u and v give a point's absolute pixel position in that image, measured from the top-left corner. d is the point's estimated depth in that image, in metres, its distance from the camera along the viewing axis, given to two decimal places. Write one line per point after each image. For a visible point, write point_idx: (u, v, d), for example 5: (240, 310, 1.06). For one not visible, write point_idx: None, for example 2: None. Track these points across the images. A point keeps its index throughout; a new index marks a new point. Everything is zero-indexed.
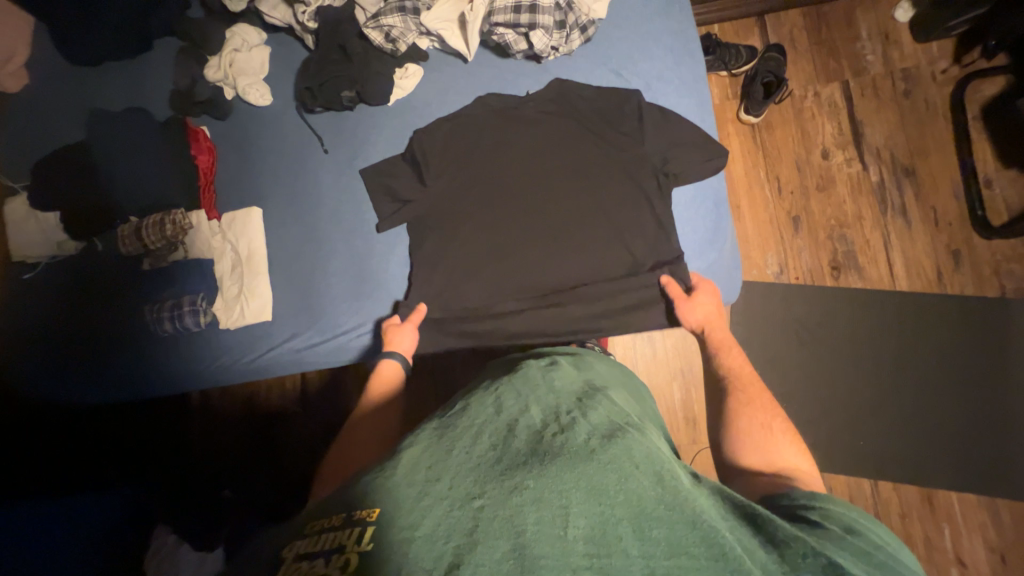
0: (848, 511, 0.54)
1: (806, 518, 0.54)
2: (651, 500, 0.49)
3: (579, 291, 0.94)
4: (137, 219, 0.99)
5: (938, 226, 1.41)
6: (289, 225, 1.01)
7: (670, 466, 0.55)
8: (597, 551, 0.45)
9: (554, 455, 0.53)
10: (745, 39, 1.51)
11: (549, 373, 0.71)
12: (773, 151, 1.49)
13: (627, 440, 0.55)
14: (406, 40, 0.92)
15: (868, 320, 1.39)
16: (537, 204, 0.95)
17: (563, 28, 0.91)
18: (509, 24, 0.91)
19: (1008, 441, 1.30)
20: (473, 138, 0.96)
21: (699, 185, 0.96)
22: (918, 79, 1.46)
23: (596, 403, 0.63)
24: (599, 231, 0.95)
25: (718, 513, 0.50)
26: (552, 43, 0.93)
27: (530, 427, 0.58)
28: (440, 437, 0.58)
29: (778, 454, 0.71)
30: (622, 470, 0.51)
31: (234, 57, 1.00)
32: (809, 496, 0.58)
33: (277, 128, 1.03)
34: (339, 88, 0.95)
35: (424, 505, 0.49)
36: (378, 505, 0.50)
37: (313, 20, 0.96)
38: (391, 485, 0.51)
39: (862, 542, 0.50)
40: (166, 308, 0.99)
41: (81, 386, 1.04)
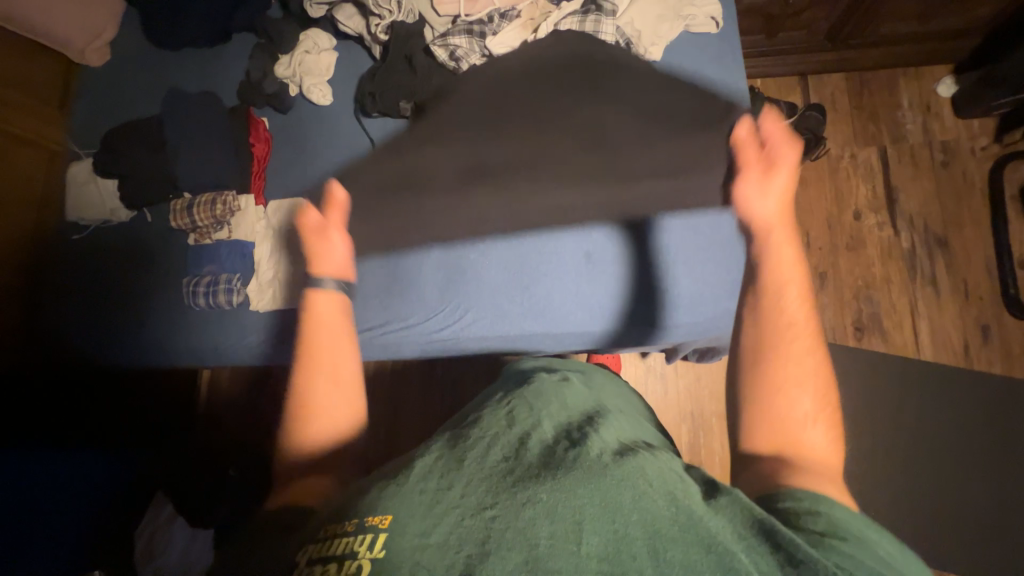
0: (852, 518, 0.52)
1: (808, 525, 0.51)
2: (665, 519, 0.49)
3: (608, 318, 0.94)
4: (190, 197, 1.06)
5: (968, 300, 1.39)
6: (332, 218, 1.05)
7: (686, 485, 0.54)
8: (610, 567, 0.46)
9: (566, 469, 0.54)
10: (786, 96, 1.56)
11: (560, 387, 0.72)
12: (804, 206, 1.51)
13: (640, 459, 0.56)
14: (469, 60, 1.00)
15: (889, 385, 1.36)
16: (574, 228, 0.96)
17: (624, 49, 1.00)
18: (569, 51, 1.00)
19: None
20: (516, 159, 0.99)
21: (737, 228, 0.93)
22: (957, 153, 1.47)
23: (607, 424, 0.64)
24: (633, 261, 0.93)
25: (734, 532, 0.49)
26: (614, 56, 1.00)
27: (542, 441, 0.59)
28: (451, 446, 0.59)
29: (797, 438, 0.62)
30: (636, 487, 0.52)
31: (303, 58, 1.07)
32: (812, 496, 0.55)
33: (333, 126, 1.08)
34: (398, 98, 1.02)
35: (436, 514, 0.51)
36: (390, 512, 0.52)
37: (385, 33, 1.03)
38: (403, 492, 0.54)
39: (877, 563, 0.47)
40: (203, 283, 1.03)
41: (111, 350, 1.07)
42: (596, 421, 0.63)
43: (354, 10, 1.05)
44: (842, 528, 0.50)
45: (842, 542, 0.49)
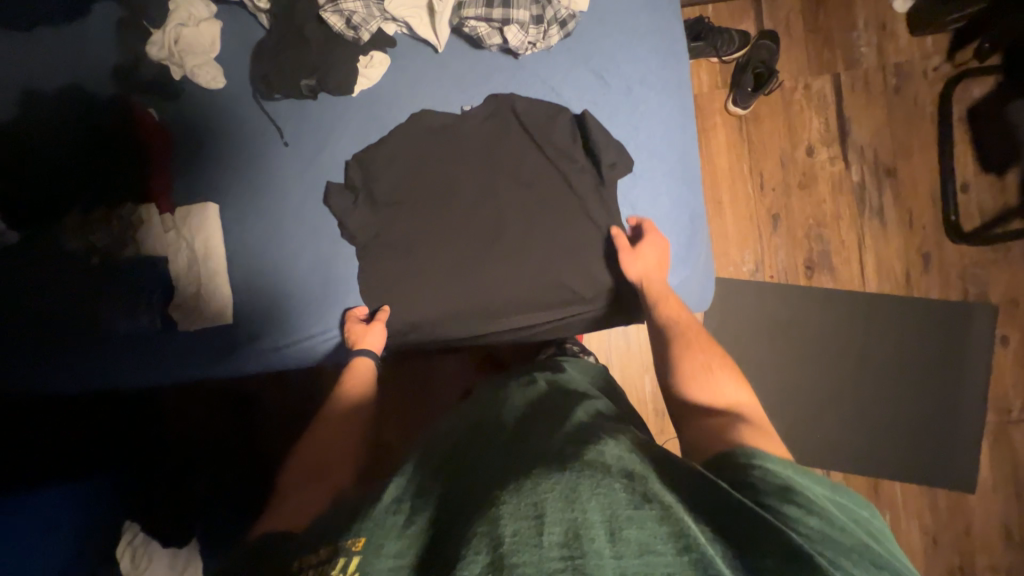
0: (786, 467, 0.55)
1: (750, 479, 0.54)
2: (622, 498, 0.49)
3: (556, 300, 0.88)
4: (82, 214, 0.92)
5: (912, 229, 1.41)
6: (249, 221, 0.95)
7: (641, 467, 0.54)
8: (570, 553, 0.44)
9: (528, 470, 0.54)
10: (739, 24, 1.45)
11: (527, 398, 0.74)
12: (758, 145, 1.46)
13: (600, 449, 0.56)
14: (369, 27, 0.82)
15: (835, 319, 1.43)
16: (509, 211, 0.87)
17: (541, 22, 0.81)
18: (481, 16, 0.80)
19: (951, 436, 1.38)
20: (433, 135, 0.87)
21: (676, 199, 0.89)
22: (910, 76, 1.42)
23: (570, 419, 0.65)
24: (573, 238, 0.87)
25: (688, 508, 0.50)
26: (529, 39, 0.83)
27: (508, 450, 0.61)
28: (422, 472, 0.62)
29: (723, 392, 0.73)
30: (594, 474, 0.51)
31: (180, 34, 0.91)
32: (749, 453, 0.58)
33: (231, 114, 0.95)
34: (298, 76, 0.86)
35: (408, 534, 0.52)
36: (362, 534, 0.52)
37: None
38: (372, 518, 0.54)
39: (806, 500, 0.50)
40: (118, 307, 0.92)
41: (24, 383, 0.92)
42: (559, 421, 0.65)
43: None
44: (782, 476, 0.53)
45: (780, 494, 0.51)
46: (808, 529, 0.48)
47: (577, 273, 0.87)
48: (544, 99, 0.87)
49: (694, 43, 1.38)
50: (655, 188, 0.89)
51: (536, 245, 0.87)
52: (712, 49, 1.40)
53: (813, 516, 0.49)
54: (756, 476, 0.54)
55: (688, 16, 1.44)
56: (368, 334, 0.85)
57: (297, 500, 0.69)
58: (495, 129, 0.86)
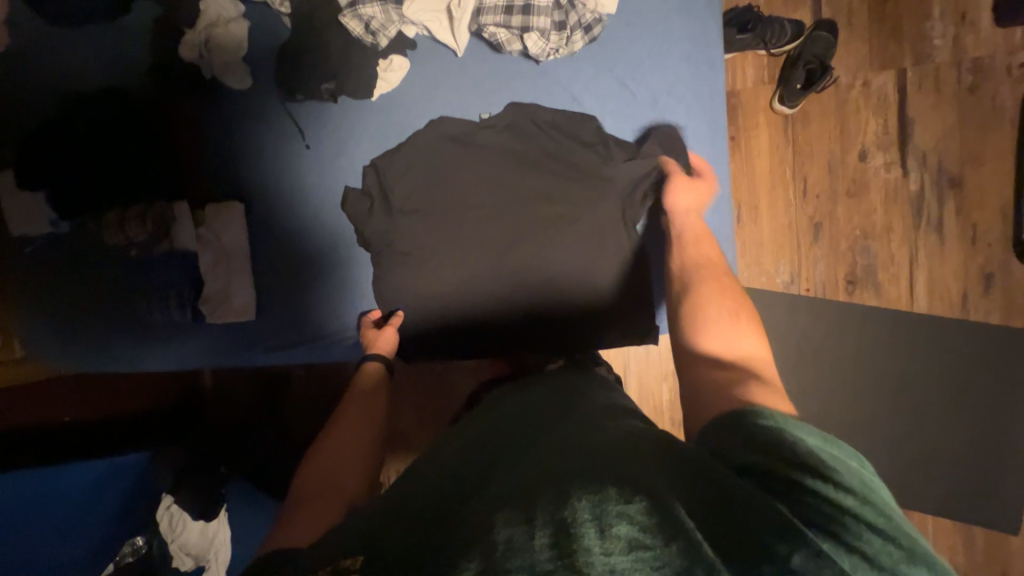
0: (772, 422, 0.52)
1: (740, 445, 0.51)
2: (610, 493, 0.45)
3: (565, 319, 0.86)
4: (122, 209, 0.97)
5: (975, 246, 1.28)
6: (272, 223, 0.98)
7: (639, 458, 0.50)
8: (558, 553, 0.40)
9: (520, 475, 0.52)
10: (793, 12, 1.32)
11: (534, 400, 0.71)
12: (805, 148, 1.35)
13: (591, 449, 0.53)
14: (387, 33, 0.81)
15: (874, 339, 1.33)
16: (524, 225, 0.85)
17: (563, 28, 0.78)
18: (500, 22, 0.78)
19: (997, 473, 1.28)
20: (451, 144, 0.86)
21: (699, 219, 0.85)
22: (990, 72, 1.26)
23: (566, 421, 0.62)
24: (587, 257, 0.85)
25: (680, 487, 0.46)
26: (550, 46, 0.80)
27: (503, 454, 0.58)
28: (417, 474, 0.60)
29: (739, 341, 0.68)
30: (583, 473, 0.48)
31: (210, 34, 0.93)
32: (744, 414, 0.54)
33: (257, 115, 0.97)
34: (319, 80, 0.86)
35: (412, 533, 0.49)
36: (359, 541, 0.49)
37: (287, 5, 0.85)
38: (369, 522, 0.52)
39: (796, 459, 0.47)
40: (157, 298, 0.99)
41: (58, 360, 1.00)
42: (562, 423, 0.62)
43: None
44: (769, 435, 0.50)
45: (770, 457, 0.48)
46: (801, 493, 0.44)
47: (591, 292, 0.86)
48: (566, 108, 0.84)
49: (740, 35, 1.28)
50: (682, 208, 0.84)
51: (549, 261, 0.85)
52: (759, 41, 1.29)
53: (809, 486, 0.44)
54: (745, 439, 0.51)
55: (737, 3, 1.33)
56: (381, 338, 0.86)
57: (313, 508, 0.63)
58: (515, 139, 0.84)
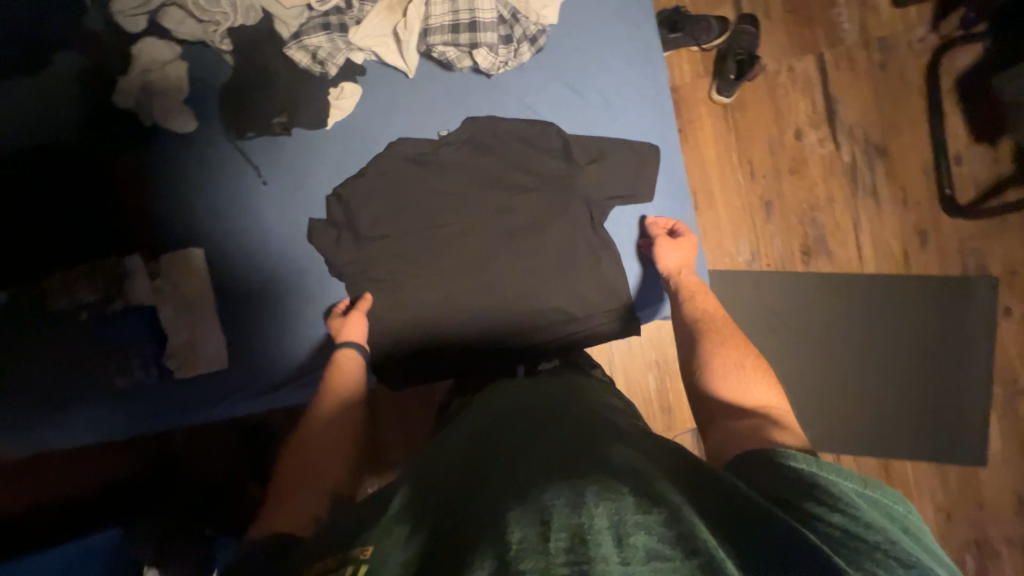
0: (811, 465, 0.52)
1: (777, 485, 0.51)
2: (630, 504, 0.44)
3: (550, 322, 0.87)
4: (65, 271, 0.90)
5: (908, 206, 1.39)
6: (234, 265, 0.94)
7: (656, 475, 0.50)
8: (576, 558, 0.38)
9: (535, 481, 0.50)
10: (716, 10, 1.42)
11: (534, 403, 0.71)
12: (746, 133, 1.44)
13: (608, 461, 0.52)
14: (335, 61, 0.82)
15: (833, 303, 1.42)
16: (496, 234, 0.86)
17: (510, 41, 0.81)
18: (448, 41, 0.80)
19: (959, 413, 1.37)
20: (413, 164, 0.86)
21: (665, 211, 0.90)
22: (896, 48, 1.38)
23: (579, 429, 0.61)
24: (562, 259, 0.86)
25: (706, 510, 0.46)
26: (500, 59, 0.83)
27: (515, 458, 0.57)
28: (427, 485, 0.58)
29: (753, 392, 0.75)
30: (602, 483, 0.47)
31: (147, 79, 0.89)
32: (780, 455, 0.56)
33: (205, 156, 0.93)
34: (270, 114, 0.85)
35: (417, 540, 0.48)
36: (370, 544, 0.47)
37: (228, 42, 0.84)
38: (376, 529, 0.50)
39: (834, 500, 0.47)
40: (115, 360, 0.92)
41: (9, 440, 0.91)
42: (568, 427, 0.62)
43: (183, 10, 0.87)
44: (805, 474, 0.50)
45: (811, 498, 0.48)
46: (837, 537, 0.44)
47: (575, 291, 0.86)
48: (522, 116, 0.86)
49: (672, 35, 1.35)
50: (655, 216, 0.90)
51: (527, 266, 0.86)
52: (691, 40, 1.37)
53: (834, 525, 0.44)
54: (782, 478, 0.52)
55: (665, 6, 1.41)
56: (347, 325, 0.84)
57: (297, 504, 0.70)
58: (478, 151, 0.85)
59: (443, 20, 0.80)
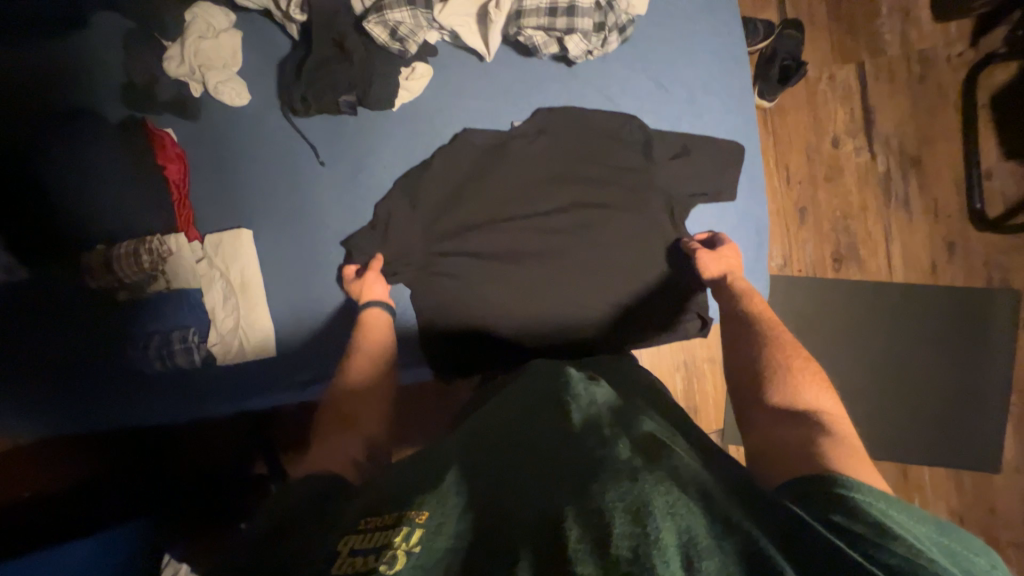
0: (884, 505, 0.46)
1: (842, 513, 0.46)
2: (701, 524, 0.42)
3: (619, 319, 0.85)
4: (104, 248, 0.85)
5: (937, 218, 1.42)
6: (286, 248, 0.90)
7: (719, 490, 0.47)
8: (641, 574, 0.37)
9: (595, 471, 0.47)
10: (761, 13, 1.41)
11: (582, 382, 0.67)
12: (784, 138, 1.45)
13: (671, 461, 0.49)
14: (416, 39, 0.77)
15: (862, 311, 1.43)
16: (565, 227, 0.83)
17: (603, 29, 0.77)
18: (540, 26, 0.76)
19: (978, 421, 1.41)
20: (484, 151, 0.83)
21: (743, 216, 0.89)
22: (934, 62, 1.41)
23: (638, 420, 0.58)
24: (633, 256, 0.84)
25: (772, 531, 0.43)
26: (588, 48, 0.79)
27: (567, 440, 0.54)
28: (473, 459, 0.56)
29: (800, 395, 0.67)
30: (673, 487, 0.45)
31: (200, 47, 0.83)
32: (843, 480, 0.50)
33: (259, 132, 0.89)
34: (336, 91, 0.79)
35: (467, 520, 0.47)
36: (425, 508, 0.46)
37: (302, 12, 0.79)
38: (429, 495, 0.49)
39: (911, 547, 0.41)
40: (153, 344, 0.87)
41: (33, 422, 0.87)
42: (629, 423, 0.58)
43: None
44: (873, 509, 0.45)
45: (885, 533, 0.43)
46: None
47: (643, 287, 0.85)
48: (600, 107, 0.84)
49: None
50: (731, 216, 0.89)
51: (597, 261, 0.84)
52: None
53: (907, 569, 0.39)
54: (848, 504, 0.47)
55: None
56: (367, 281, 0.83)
57: (330, 447, 0.65)
58: (551, 140, 0.83)
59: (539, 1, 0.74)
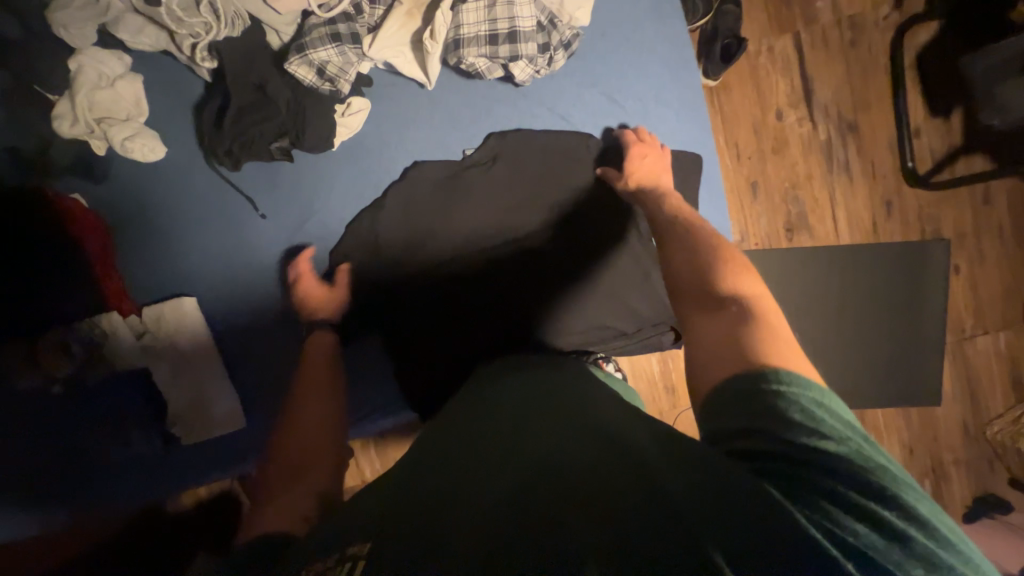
0: (816, 401, 0.51)
1: (785, 413, 0.49)
2: (631, 498, 0.43)
3: (593, 337, 0.86)
4: (30, 341, 0.78)
5: (875, 179, 1.50)
6: (243, 311, 0.86)
7: (653, 457, 0.49)
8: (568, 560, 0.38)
9: (536, 471, 0.49)
10: None
11: (530, 388, 0.68)
12: (731, 114, 1.46)
13: (611, 446, 0.51)
14: (346, 76, 0.78)
15: (818, 275, 1.50)
16: (527, 248, 0.85)
17: (547, 50, 0.84)
18: (482, 53, 0.81)
19: (924, 362, 1.53)
20: (438, 181, 0.85)
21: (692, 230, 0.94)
22: (863, 26, 1.45)
23: (580, 411, 0.59)
24: (601, 272, 0.86)
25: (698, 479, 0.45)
26: (535, 69, 0.85)
27: (512, 445, 0.55)
28: (418, 471, 0.56)
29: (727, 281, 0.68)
30: (608, 473, 0.47)
31: (94, 99, 0.74)
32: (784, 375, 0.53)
33: (190, 188, 0.84)
34: (266, 139, 0.77)
35: (408, 524, 0.47)
36: (371, 539, 0.45)
37: (209, 59, 0.78)
38: (372, 525, 0.48)
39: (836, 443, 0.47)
40: (108, 432, 0.82)
41: None
42: (563, 410, 0.60)
43: (142, 19, 0.75)
44: (805, 408, 0.50)
45: (811, 432, 0.47)
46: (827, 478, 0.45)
47: (617, 313, 0.87)
48: (553, 125, 0.90)
49: None
50: None
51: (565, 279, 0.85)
52: None
53: (826, 469, 0.45)
54: (781, 403, 0.50)
55: None
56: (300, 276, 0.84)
57: (281, 504, 0.58)
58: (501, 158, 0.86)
59: (477, 31, 0.80)
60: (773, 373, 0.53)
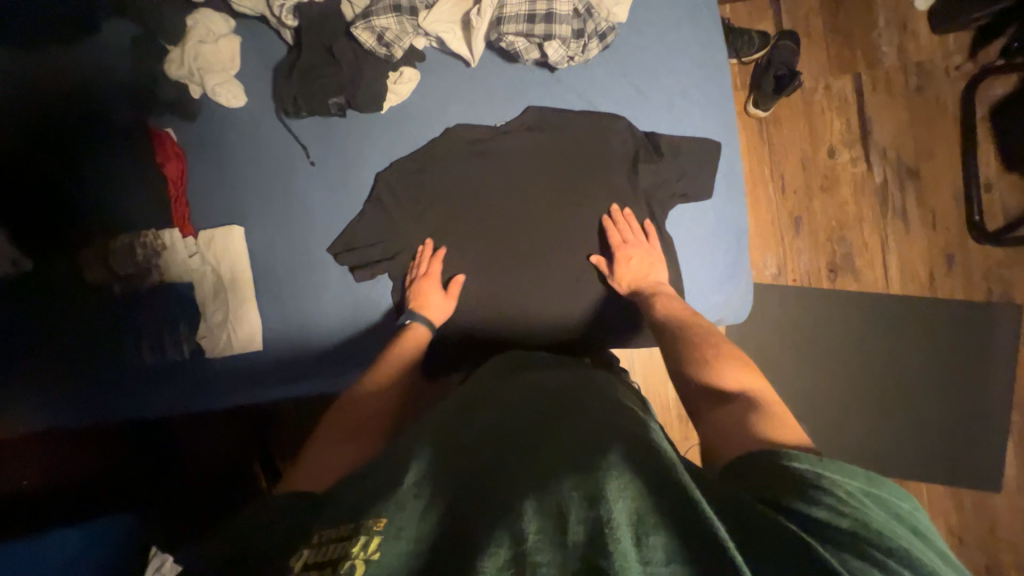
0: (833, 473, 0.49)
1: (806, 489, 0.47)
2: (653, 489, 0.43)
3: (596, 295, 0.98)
4: (106, 245, 0.93)
5: (935, 229, 1.41)
6: (277, 245, 0.96)
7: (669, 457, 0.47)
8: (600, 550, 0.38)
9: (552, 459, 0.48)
10: (756, 25, 1.45)
11: (539, 388, 0.69)
12: (779, 148, 1.45)
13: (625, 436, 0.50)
14: (401, 43, 0.91)
15: (860, 325, 1.40)
16: (544, 206, 0.98)
17: (581, 37, 0.92)
18: (521, 33, 0.90)
19: (981, 439, 1.35)
20: (476, 132, 0.97)
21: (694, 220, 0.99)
22: (931, 74, 1.41)
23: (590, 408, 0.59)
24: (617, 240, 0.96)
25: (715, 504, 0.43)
26: (569, 53, 0.93)
27: (526, 436, 0.55)
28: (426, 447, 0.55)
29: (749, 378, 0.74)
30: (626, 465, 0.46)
31: (199, 50, 0.92)
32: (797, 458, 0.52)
33: (255, 132, 0.97)
34: (327, 94, 0.93)
35: (427, 506, 0.46)
36: (384, 513, 0.44)
37: (294, 18, 0.93)
38: (386, 495, 0.47)
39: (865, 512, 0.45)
40: (147, 340, 0.94)
41: (40, 411, 0.95)
42: (566, 406, 0.61)
43: None
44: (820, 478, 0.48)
45: (834, 497, 0.46)
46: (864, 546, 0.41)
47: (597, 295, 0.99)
48: (581, 111, 0.98)
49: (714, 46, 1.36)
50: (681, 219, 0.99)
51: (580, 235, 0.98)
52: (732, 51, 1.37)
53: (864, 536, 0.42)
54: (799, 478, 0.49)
55: None
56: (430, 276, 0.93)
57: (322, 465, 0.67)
58: (544, 121, 0.97)
59: (518, 11, 0.89)
60: (780, 455, 0.53)
